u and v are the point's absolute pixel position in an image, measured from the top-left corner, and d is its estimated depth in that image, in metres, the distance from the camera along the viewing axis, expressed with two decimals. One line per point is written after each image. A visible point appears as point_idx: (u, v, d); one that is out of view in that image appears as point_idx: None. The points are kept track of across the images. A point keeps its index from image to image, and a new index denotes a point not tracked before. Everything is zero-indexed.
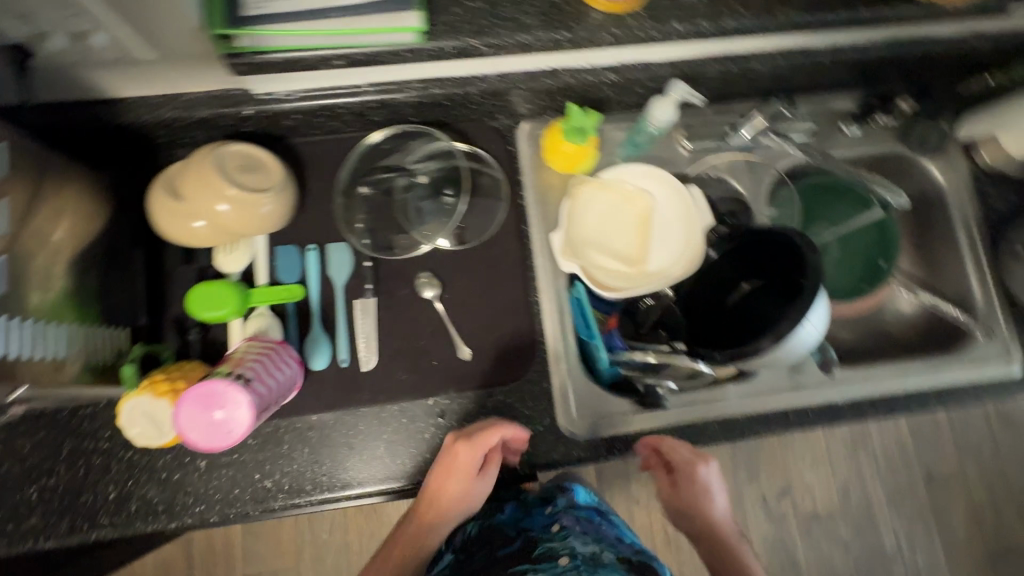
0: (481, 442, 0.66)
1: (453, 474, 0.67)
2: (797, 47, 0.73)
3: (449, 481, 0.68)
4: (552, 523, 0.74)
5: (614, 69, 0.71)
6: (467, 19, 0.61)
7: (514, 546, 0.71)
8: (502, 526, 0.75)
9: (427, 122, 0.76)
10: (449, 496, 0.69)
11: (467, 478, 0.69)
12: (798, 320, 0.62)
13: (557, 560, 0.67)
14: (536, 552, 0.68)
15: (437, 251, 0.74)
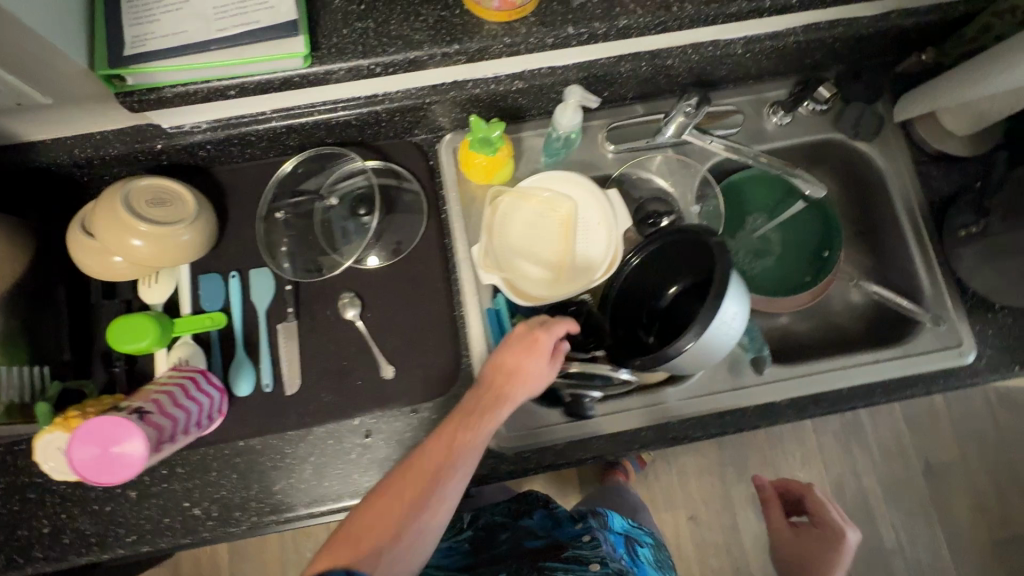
0: (553, 331, 0.64)
1: (529, 355, 0.62)
2: (711, 39, 0.71)
3: (524, 359, 0.62)
4: (583, 529, 0.75)
5: (520, 77, 0.71)
6: (355, 40, 0.62)
7: (540, 542, 0.74)
8: (531, 526, 0.78)
9: (343, 142, 0.76)
10: (503, 393, 0.62)
11: (543, 370, 0.63)
12: (707, 319, 0.61)
13: (589, 566, 0.68)
14: (566, 552, 0.70)
15: (359, 271, 0.75)
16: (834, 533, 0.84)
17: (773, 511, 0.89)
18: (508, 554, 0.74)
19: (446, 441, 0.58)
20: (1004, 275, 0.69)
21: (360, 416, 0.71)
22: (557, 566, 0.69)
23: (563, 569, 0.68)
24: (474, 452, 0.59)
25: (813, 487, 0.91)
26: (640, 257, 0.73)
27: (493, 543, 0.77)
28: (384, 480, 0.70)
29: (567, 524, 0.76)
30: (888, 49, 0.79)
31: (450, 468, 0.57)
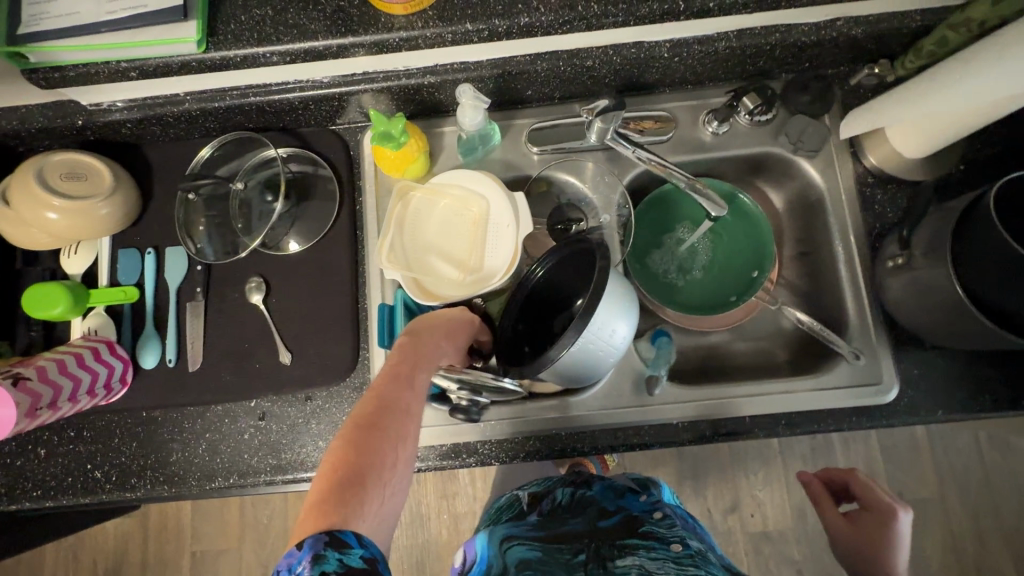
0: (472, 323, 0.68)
1: (460, 327, 0.64)
2: (633, 40, 0.68)
3: (455, 322, 0.64)
4: (654, 505, 0.72)
5: (432, 71, 0.69)
6: (253, 28, 0.62)
7: (616, 519, 0.71)
8: (595, 498, 0.75)
9: (265, 127, 0.77)
10: (440, 344, 0.58)
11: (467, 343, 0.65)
12: (572, 338, 0.59)
13: (670, 546, 0.65)
14: (643, 530, 0.68)
15: (269, 256, 0.76)
16: (886, 512, 0.68)
17: (825, 506, 0.73)
18: (583, 529, 0.70)
19: (405, 378, 0.51)
20: (928, 312, 0.64)
21: (256, 398, 0.73)
22: (636, 544, 0.65)
23: (642, 546, 0.65)
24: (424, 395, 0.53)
25: (855, 471, 0.75)
26: (545, 267, 0.71)
27: (565, 517, 0.72)
28: (272, 462, 0.72)
29: (632, 498, 0.74)
30: (840, 59, 0.74)
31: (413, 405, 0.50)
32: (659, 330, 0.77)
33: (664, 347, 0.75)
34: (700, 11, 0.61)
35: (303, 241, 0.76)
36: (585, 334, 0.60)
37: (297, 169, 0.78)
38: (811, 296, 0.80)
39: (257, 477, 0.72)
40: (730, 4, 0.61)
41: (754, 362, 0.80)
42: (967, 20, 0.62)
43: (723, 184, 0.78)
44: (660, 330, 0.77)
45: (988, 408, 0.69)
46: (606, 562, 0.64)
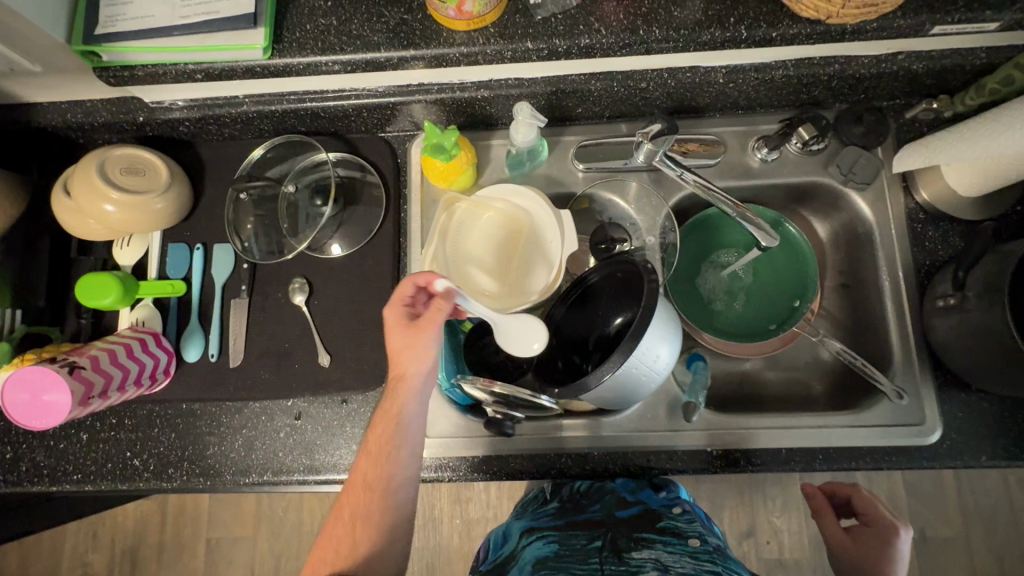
0: (397, 299, 0.63)
1: (400, 337, 0.61)
2: (689, 65, 0.68)
3: (394, 342, 0.62)
4: (673, 500, 0.70)
5: (485, 86, 0.70)
6: (317, 36, 0.63)
7: (633, 509, 0.69)
8: (614, 488, 0.72)
9: (317, 132, 0.78)
10: (397, 386, 0.61)
11: (422, 346, 0.61)
12: (618, 363, 0.58)
13: (687, 540, 0.63)
14: (661, 523, 0.65)
15: (313, 258, 0.77)
16: (887, 531, 0.68)
17: (827, 518, 0.71)
18: (599, 521, 0.68)
19: (373, 452, 0.60)
20: (979, 356, 0.63)
21: (293, 397, 0.74)
22: (653, 537, 0.63)
23: (659, 540, 0.63)
24: (402, 453, 0.60)
25: (859, 484, 0.74)
26: (586, 284, 0.71)
27: (584, 508, 0.71)
28: (305, 462, 0.73)
29: (651, 490, 0.72)
30: (896, 92, 0.73)
31: (381, 474, 0.59)
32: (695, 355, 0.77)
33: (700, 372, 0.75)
34: (761, 41, 0.61)
35: (347, 246, 0.77)
36: (635, 355, 0.59)
37: (345, 174, 0.79)
38: (852, 329, 0.78)
39: (289, 475, 0.73)
40: (793, 35, 0.60)
41: (790, 392, 0.80)
42: None
43: (769, 212, 0.77)
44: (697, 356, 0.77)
45: None
46: (620, 555, 0.62)
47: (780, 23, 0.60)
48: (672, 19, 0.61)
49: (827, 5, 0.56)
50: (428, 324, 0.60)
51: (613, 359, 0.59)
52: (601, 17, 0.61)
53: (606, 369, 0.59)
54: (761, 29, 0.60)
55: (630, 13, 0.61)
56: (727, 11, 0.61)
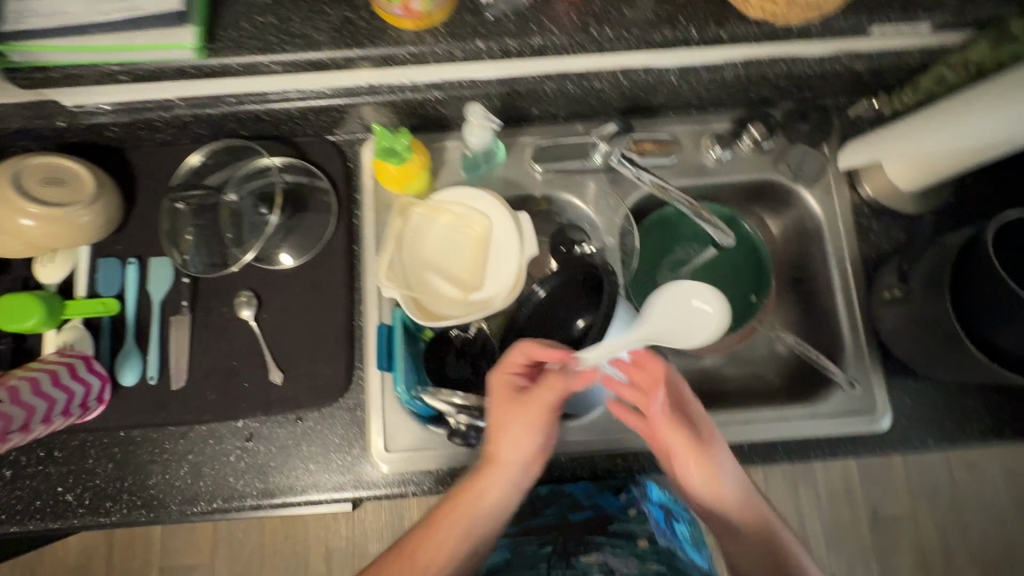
0: (506, 365, 0.64)
1: (508, 402, 0.63)
2: (643, 65, 0.67)
3: (502, 406, 0.64)
4: (629, 502, 0.74)
5: (437, 86, 0.67)
6: (253, 34, 0.59)
7: (587, 513, 0.74)
8: (573, 491, 0.75)
9: (260, 136, 0.74)
10: (526, 457, 0.64)
11: (541, 422, 0.63)
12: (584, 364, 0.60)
13: (636, 542, 0.71)
14: (613, 527, 0.72)
15: (261, 270, 0.73)
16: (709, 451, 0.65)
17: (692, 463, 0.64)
18: (553, 526, 0.73)
19: (446, 512, 0.64)
20: (923, 345, 0.65)
21: (244, 418, 0.70)
22: (603, 541, 0.71)
23: (608, 544, 0.71)
24: (492, 518, 0.64)
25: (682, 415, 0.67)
26: (548, 287, 0.70)
27: (540, 511, 0.75)
28: (260, 486, 0.69)
29: (609, 493, 0.75)
30: (840, 91, 0.75)
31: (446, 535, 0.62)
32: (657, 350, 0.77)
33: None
34: (711, 40, 0.61)
35: (297, 254, 0.73)
36: (604, 347, 0.59)
37: (292, 179, 0.75)
38: (806, 323, 0.80)
39: (243, 501, 0.69)
40: (742, 35, 0.61)
41: (750, 387, 0.81)
42: (965, 61, 0.64)
43: (726, 209, 0.77)
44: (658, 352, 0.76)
45: (975, 438, 0.70)
46: (568, 558, 0.71)
47: (729, 24, 0.60)
48: (624, 18, 0.60)
49: (773, 5, 0.56)
50: (534, 408, 0.62)
51: (577, 361, 0.61)
52: (553, 17, 0.60)
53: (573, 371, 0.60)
54: (711, 29, 0.60)
55: (583, 13, 0.61)
56: (679, 11, 0.61)
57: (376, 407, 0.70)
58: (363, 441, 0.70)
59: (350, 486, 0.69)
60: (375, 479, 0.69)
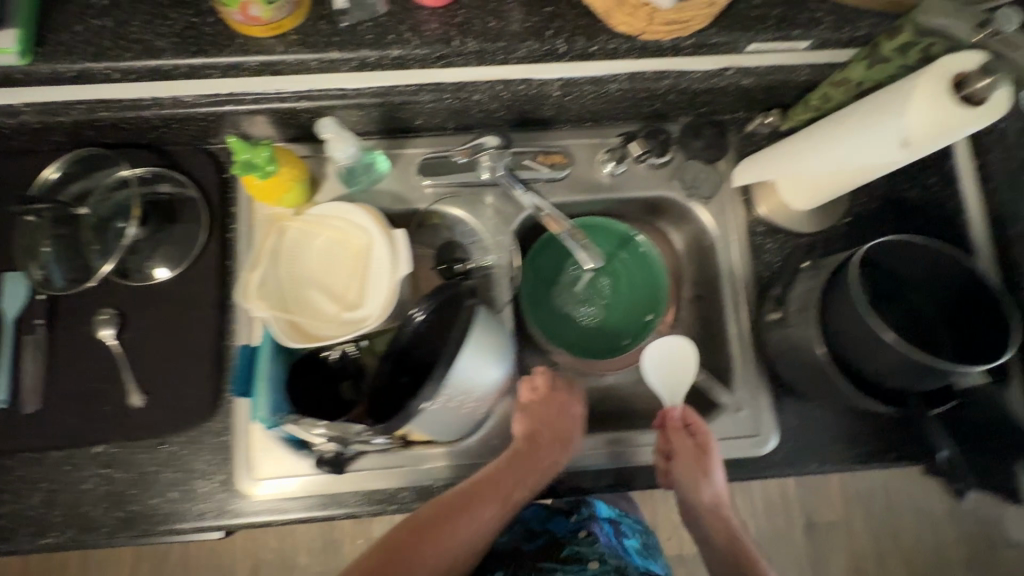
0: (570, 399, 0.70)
1: (552, 419, 0.68)
2: (522, 76, 0.62)
3: (550, 424, 0.67)
4: (579, 524, 0.76)
5: (305, 97, 0.62)
6: (85, 39, 0.56)
7: (540, 540, 0.75)
8: (527, 518, 0.78)
9: (127, 143, 0.70)
10: (529, 470, 0.65)
11: (568, 438, 0.68)
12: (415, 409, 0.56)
13: (587, 565, 0.71)
14: (564, 552, 0.72)
15: (126, 286, 0.69)
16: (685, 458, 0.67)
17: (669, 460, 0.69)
18: (505, 553, 0.74)
19: (464, 497, 0.62)
20: (803, 370, 0.63)
21: (102, 444, 0.66)
22: (553, 566, 0.71)
23: (562, 570, 0.70)
24: (486, 517, 0.62)
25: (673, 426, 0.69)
26: (426, 313, 0.59)
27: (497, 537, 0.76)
28: (117, 515, 0.65)
29: (561, 516, 0.77)
30: (735, 105, 0.73)
31: (456, 520, 0.60)
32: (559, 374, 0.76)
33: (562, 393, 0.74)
34: (581, 53, 0.60)
35: (168, 269, 0.70)
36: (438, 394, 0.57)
37: (165, 190, 0.71)
38: (704, 342, 0.78)
39: (99, 532, 0.65)
40: (613, 49, 0.59)
41: (646, 407, 0.79)
42: (846, 80, 0.61)
43: (621, 226, 0.78)
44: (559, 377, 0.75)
45: (861, 462, 0.69)
46: None
47: (598, 37, 0.58)
48: (486, 29, 0.58)
49: (635, 19, 0.55)
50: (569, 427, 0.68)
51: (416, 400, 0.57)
52: (412, 27, 0.57)
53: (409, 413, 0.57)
54: (579, 43, 0.58)
55: (446, 22, 0.58)
56: (546, 23, 0.58)
57: (248, 430, 0.68)
58: (230, 466, 0.67)
59: (214, 514, 0.66)
60: (243, 507, 0.66)
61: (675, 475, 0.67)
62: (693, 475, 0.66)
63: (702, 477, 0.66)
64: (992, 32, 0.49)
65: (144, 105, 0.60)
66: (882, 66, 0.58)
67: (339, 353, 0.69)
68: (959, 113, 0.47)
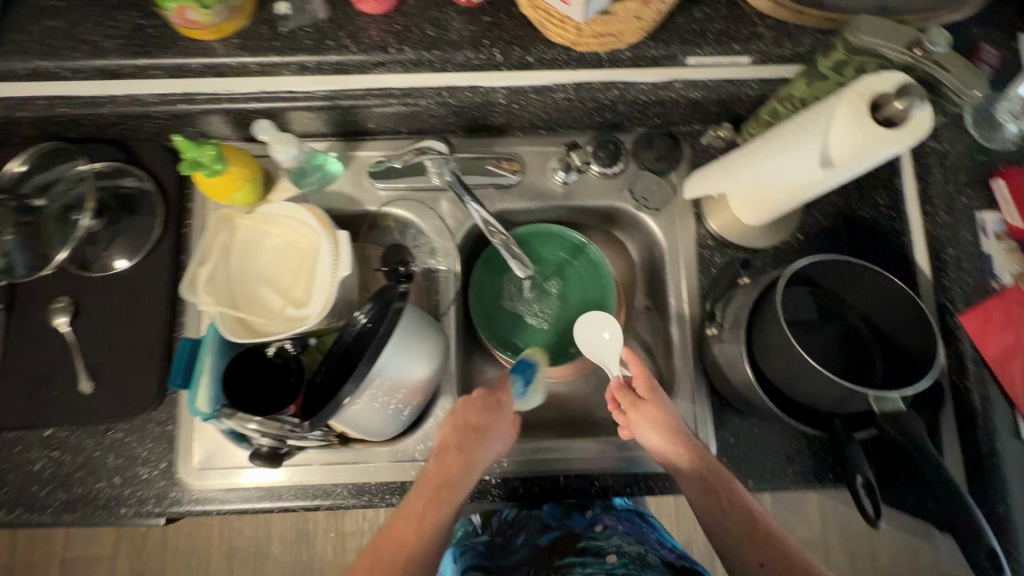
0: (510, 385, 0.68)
1: (474, 409, 0.64)
2: (468, 83, 0.62)
3: (473, 416, 0.64)
4: (595, 518, 0.74)
5: (256, 98, 0.62)
6: (39, 39, 0.59)
7: (557, 536, 0.72)
8: (541, 515, 0.75)
9: (90, 139, 0.73)
10: (477, 448, 0.62)
11: (496, 425, 0.64)
12: (327, 411, 0.57)
13: (605, 559, 0.68)
14: (582, 545, 0.70)
15: (83, 276, 0.71)
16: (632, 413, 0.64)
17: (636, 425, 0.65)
18: (526, 559, 0.71)
19: (408, 514, 0.58)
20: (736, 386, 0.63)
21: (52, 427, 0.69)
22: (574, 562, 0.68)
23: (580, 565, 0.68)
24: (439, 525, 0.58)
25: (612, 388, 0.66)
26: (368, 314, 0.63)
27: (512, 545, 0.74)
28: (62, 497, 0.67)
29: (576, 513, 0.75)
30: (687, 118, 0.73)
31: (405, 545, 0.56)
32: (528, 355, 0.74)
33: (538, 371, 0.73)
34: (519, 63, 0.62)
35: (128, 260, 0.72)
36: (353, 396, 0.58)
37: (127, 185, 0.73)
38: (652, 353, 0.78)
39: (43, 512, 0.67)
40: (550, 59, 0.62)
41: (592, 416, 0.79)
42: (791, 96, 0.60)
43: (575, 235, 0.78)
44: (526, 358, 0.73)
45: (797, 481, 0.68)
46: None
47: (534, 48, 0.61)
48: (421, 38, 0.60)
49: (564, 32, 0.56)
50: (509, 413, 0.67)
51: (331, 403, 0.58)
52: (351, 36, 0.60)
53: (322, 415, 0.58)
54: (514, 53, 0.61)
55: (385, 30, 0.60)
56: (483, 33, 0.61)
57: (190, 422, 0.69)
58: (172, 456, 0.69)
59: (154, 500, 0.68)
60: (183, 496, 0.68)
61: (633, 424, 0.63)
62: (647, 422, 0.62)
63: (656, 424, 0.62)
64: (922, 53, 0.50)
65: (102, 102, 0.63)
66: (821, 84, 0.57)
67: (278, 348, 0.69)
68: (875, 135, 0.46)
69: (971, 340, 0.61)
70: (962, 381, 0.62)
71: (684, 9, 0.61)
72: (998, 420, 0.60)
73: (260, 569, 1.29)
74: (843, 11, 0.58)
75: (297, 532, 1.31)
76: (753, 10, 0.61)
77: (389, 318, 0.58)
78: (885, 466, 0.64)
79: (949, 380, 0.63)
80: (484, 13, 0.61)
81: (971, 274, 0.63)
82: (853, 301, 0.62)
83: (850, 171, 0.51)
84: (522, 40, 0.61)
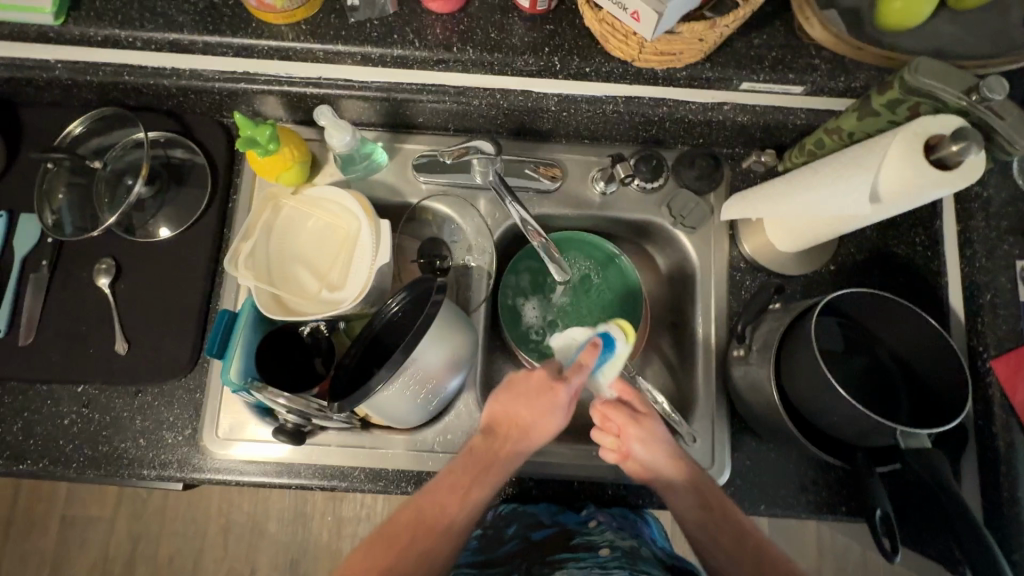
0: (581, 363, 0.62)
1: (535, 394, 0.62)
2: (520, 88, 0.65)
3: (532, 400, 0.61)
4: (588, 515, 0.69)
5: (314, 83, 0.65)
6: (117, 8, 0.61)
7: (548, 531, 0.68)
8: (535, 512, 0.70)
9: (147, 108, 0.74)
10: (518, 429, 0.61)
11: (550, 417, 0.62)
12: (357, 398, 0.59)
13: (598, 552, 0.64)
14: (574, 541, 0.66)
15: (128, 240, 0.73)
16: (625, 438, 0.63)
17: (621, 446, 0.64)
18: (516, 553, 0.67)
19: (452, 486, 0.59)
20: (760, 409, 0.63)
21: (84, 384, 0.70)
22: (566, 556, 0.65)
23: (571, 558, 0.64)
24: (481, 499, 0.59)
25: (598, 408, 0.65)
26: (401, 304, 0.64)
27: (503, 537, 0.69)
28: (87, 453, 0.69)
29: (571, 510, 0.71)
30: (732, 141, 0.74)
31: (449, 512, 0.58)
32: (614, 330, 0.65)
33: (615, 356, 0.64)
34: (576, 73, 0.63)
35: (172, 229, 0.74)
36: (390, 382, 0.59)
37: (179, 156, 0.75)
38: (674, 369, 0.78)
39: (69, 466, 0.69)
40: (607, 71, 0.62)
41: None
42: (839, 128, 0.61)
43: (609, 246, 0.79)
44: (611, 337, 0.64)
45: (811, 510, 0.68)
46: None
47: (594, 59, 0.62)
48: (484, 41, 0.62)
49: (627, 47, 0.58)
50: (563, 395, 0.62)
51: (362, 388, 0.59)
52: (416, 32, 0.62)
53: (359, 396, 0.59)
54: (574, 63, 0.62)
55: (449, 29, 0.62)
56: (545, 41, 0.62)
57: (218, 393, 0.70)
58: (197, 423, 0.70)
59: (176, 465, 0.69)
60: (205, 464, 0.69)
61: (630, 437, 0.63)
62: (647, 436, 0.63)
63: (654, 441, 0.63)
64: (978, 99, 0.50)
65: (165, 73, 0.65)
66: (871, 119, 0.57)
67: (312, 329, 0.71)
68: (930, 175, 0.47)
69: (1001, 386, 0.62)
70: (988, 426, 0.62)
71: (745, 33, 0.62)
72: (1021, 468, 0.60)
73: (255, 544, 1.30)
74: (903, 50, 0.59)
75: (294, 512, 1.32)
76: (812, 41, 0.61)
77: (431, 308, 0.60)
78: (901, 502, 0.65)
79: (973, 424, 0.64)
80: (547, 21, 0.62)
81: (1005, 321, 0.64)
82: (884, 337, 0.62)
83: (897, 208, 0.52)
84: (583, 50, 0.62)
